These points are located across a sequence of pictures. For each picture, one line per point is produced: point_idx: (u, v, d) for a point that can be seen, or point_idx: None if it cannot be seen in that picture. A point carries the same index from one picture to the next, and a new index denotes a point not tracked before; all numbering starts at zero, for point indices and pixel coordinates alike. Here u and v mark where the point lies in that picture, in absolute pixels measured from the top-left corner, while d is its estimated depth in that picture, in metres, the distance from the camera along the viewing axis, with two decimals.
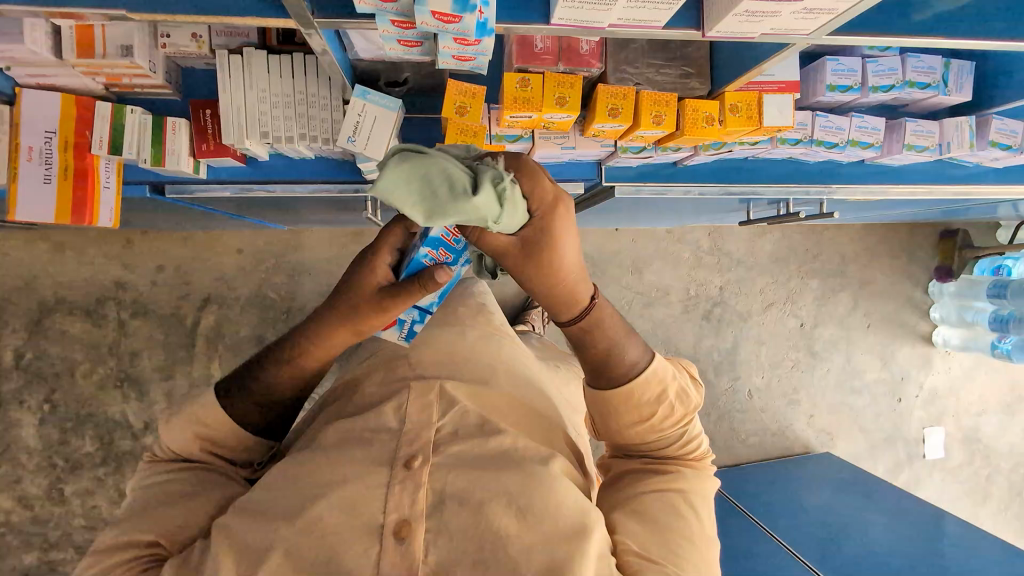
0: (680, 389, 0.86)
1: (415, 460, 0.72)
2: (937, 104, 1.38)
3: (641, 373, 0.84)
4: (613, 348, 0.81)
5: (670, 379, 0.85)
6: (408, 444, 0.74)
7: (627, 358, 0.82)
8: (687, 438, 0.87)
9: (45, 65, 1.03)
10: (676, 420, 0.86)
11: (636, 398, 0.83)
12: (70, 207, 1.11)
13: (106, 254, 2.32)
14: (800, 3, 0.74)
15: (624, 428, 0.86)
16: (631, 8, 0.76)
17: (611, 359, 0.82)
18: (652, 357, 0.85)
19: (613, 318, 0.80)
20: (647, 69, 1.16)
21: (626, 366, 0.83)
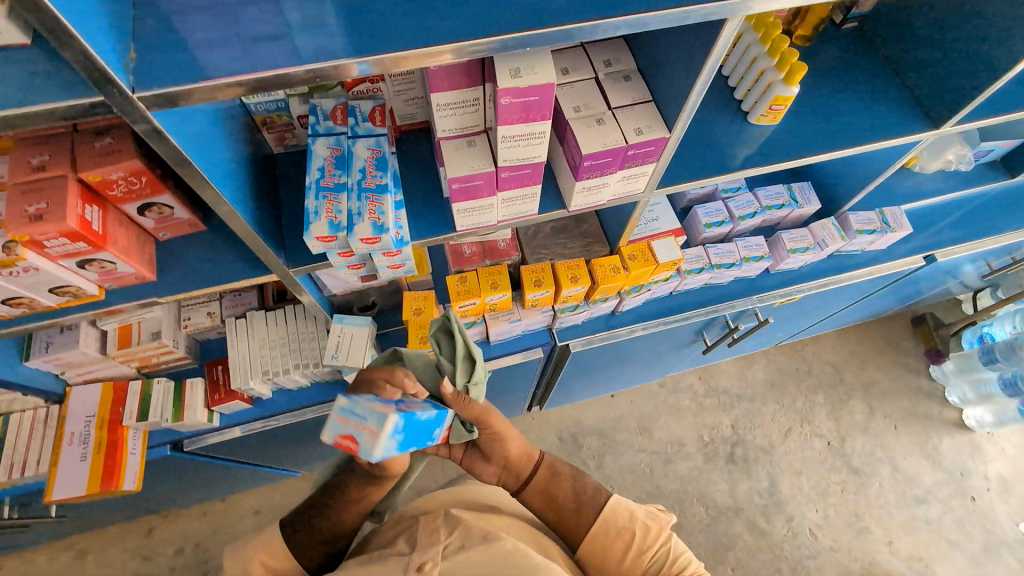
0: (648, 512, 1.09)
1: (426, 565, 0.91)
2: (799, 217, 1.71)
3: (605, 506, 1.08)
4: (576, 490, 1.09)
5: (635, 508, 1.08)
6: (420, 557, 0.93)
7: (589, 493, 1.09)
8: (674, 554, 1.04)
9: (92, 362, 1.31)
10: (654, 537, 1.05)
11: (612, 528, 1.05)
12: (100, 477, 1.27)
13: (126, 549, 2.34)
14: (616, 174, 1.06)
15: (617, 560, 1.03)
16: (507, 207, 1.07)
17: (578, 500, 1.08)
18: (611, 493, 1.10)
19: (565, 468, 1.12)
20: (556, 248, 1.49)
21: (593, 502, 1.08)
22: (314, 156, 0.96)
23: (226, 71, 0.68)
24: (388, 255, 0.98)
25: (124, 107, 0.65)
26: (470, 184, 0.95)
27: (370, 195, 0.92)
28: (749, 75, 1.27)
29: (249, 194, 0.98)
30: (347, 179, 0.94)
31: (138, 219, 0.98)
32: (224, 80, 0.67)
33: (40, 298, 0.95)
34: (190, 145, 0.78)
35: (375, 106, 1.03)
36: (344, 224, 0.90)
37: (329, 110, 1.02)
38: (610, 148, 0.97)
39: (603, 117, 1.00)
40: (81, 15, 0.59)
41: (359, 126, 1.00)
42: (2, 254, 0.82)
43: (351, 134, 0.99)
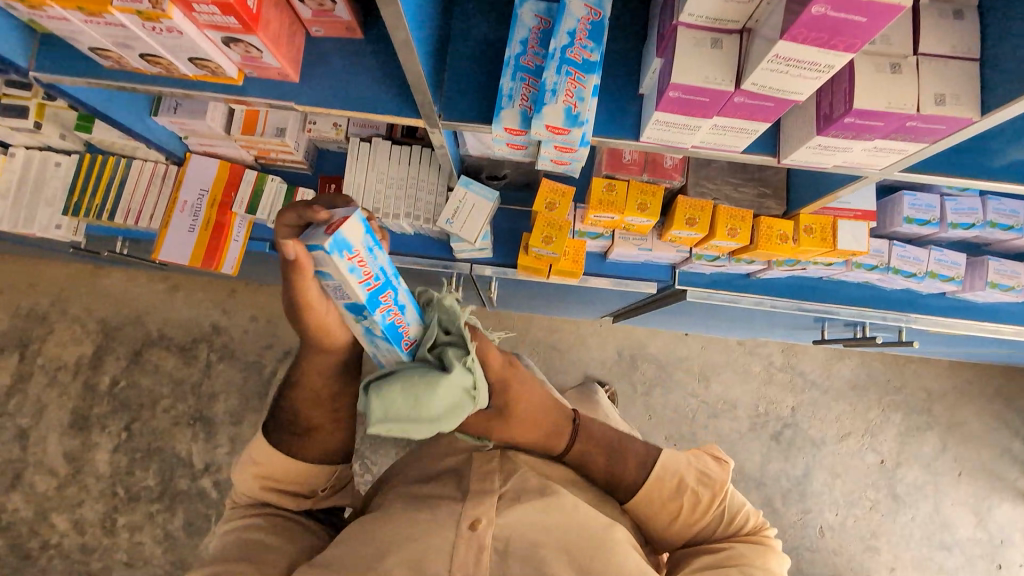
0: (698, 474, 0.86)
1: (479, 522, 0.73)
2: (1022, 247, 1.39)
3: (650, 471, 0.86)
4: (611, 462, 0.86)
5: (684, 465, 0.86)
6: (471, 507, 0.75)
7: (626, 466, 0.86)
8: (731, 517, 0.83)
9: (215, 138, 1.26)
10: (706, 505, 0.84)
11: (653, 493, 0.84)
12: (202, 253, 1.29)
13: (211, 299, 2.58)
14: (870, 142, 0.81)
15: (659, 526, 0.85)
16: (713, 135, 0.85)
17: (613, 466, 0.86)
18: (657, 454, 0.88)
19: (603, 424, 0.90)
20: (725, 186, 1.24)
21: (629, 471, 0.86)
22: (519, 23, 0.80)
23: None
24: (560, 149, 0.83)
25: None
26: (692, 98, 0.74)
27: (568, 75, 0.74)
28: None
29: (425, 18, 0.82)
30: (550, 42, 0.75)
31: (295, 3, 0.83)
32: None
33: (179, 64, 0.85)
34: None
35: None
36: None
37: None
38: (891, 111, 0.72)
39: (901, 64, 0.74)
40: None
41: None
42: (149, 6, 0.71)
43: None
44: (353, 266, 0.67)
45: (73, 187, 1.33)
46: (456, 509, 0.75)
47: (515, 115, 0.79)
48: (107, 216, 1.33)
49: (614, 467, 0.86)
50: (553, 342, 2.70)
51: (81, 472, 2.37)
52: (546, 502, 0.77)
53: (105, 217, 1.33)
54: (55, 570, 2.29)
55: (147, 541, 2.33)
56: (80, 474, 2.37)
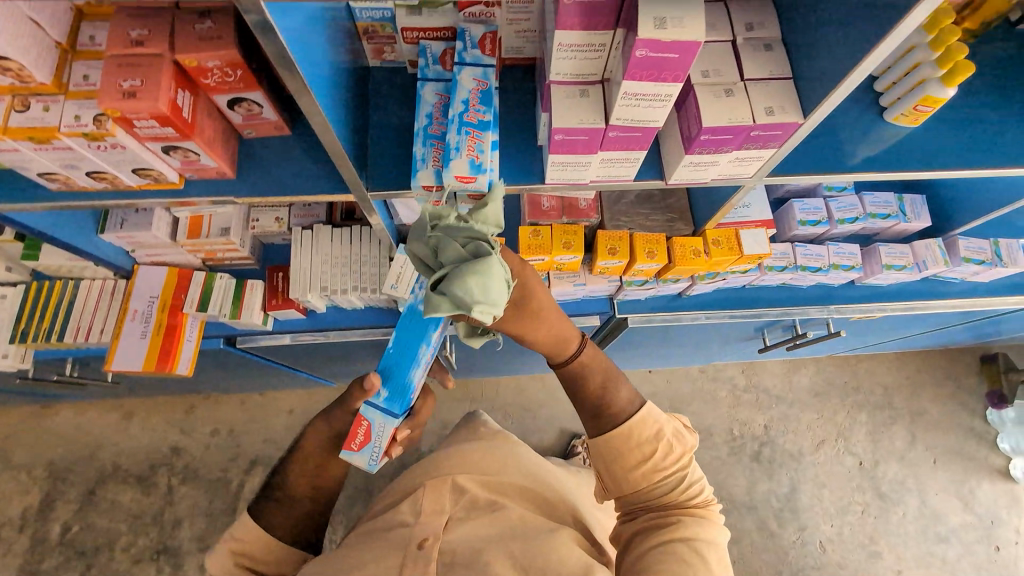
0: (673, 431, 0.90)
1: (427, 540, 0.80)
2: (904, 230, 1.58)
3: (636, 415, 0.88)
4: (602, 389, 0.86)
5: (664, 421, 0.90)
6: (420, 530, 0.83)
7: (621, 397, 0.88)
8: (689, 486, 0.89)
9: (161, 246, 1.33)
10: (671, 466, 0.89)
11: (635, 438, 0.87)
12: (155, 357, 1.31)
13: (168, 420, 2.51)
14: (730, 153, 0.97)
15: (629, 472, 0.88)
16: (604, 168, 1.00)
17: (604, 397, 0.86)
18: (642, 402, 0.90)
19: (606, 362, 0.87)
20: (638, 218, 1.39)
21: (619, 407, 0.87)
22: (422, 102, 0.94)
23: None
24: (474, 198, 0.95)
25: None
26: (574, 138, 0.88)
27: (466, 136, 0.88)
28: (903, 83, 1.13)
29: (340, 108, 0.95)
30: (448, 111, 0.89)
31: (226, 112, 0.95)
32: None
33: (123, 176, 0.95)
34: (302, 53, 0.78)
35: (486, 31, 0.94)
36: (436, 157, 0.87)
37: (440, 54, 0.98)
38: (735, 124, 0.88)
39: (733, 89, 0.91)
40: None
41: (466, 52, 0.94)
42: (93, 127, 0.81)
43: (458, 60, 0.93)
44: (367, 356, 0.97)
45: (19, 317, 1.36)
46: (409, 533, 0.83)
47: (429, 174, 0.90)
48: (56, 337, 1.35)
49: (605, 392, 0.86)
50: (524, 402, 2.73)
51: None
52: (492, 518, 0.86)
53: (54, 339, 1.35)
54: None
55: None
56: None
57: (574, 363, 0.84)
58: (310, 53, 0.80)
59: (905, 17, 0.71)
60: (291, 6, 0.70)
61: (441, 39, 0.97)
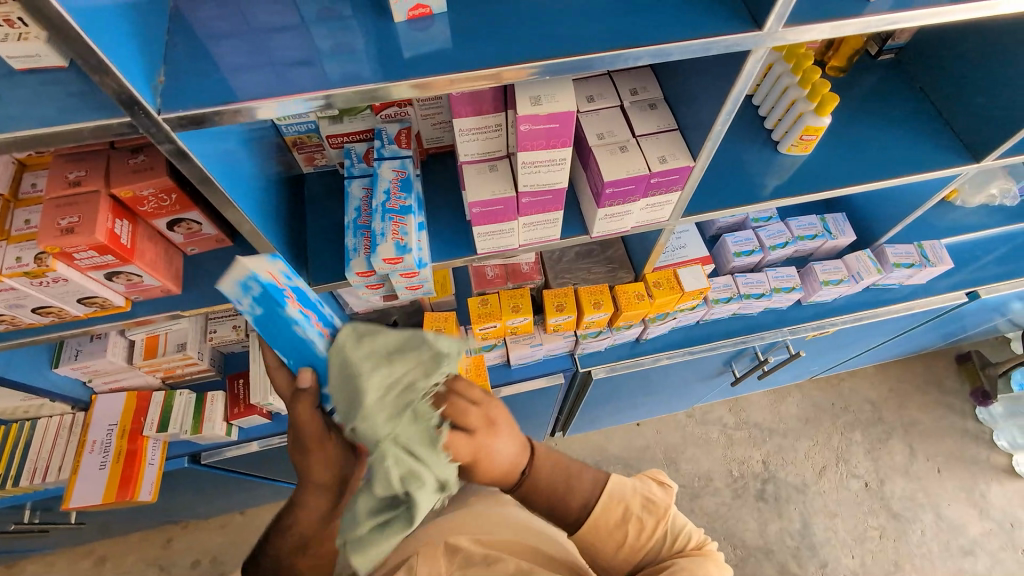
0: (642, 498, 0.86)
1: None
2: (834, 247, 1.67)
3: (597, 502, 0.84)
4: (556, 494, 0.81)
5: (629, 493, 0.85)
6: None
7: (574, 500, 0.82)
8: (672, 537, 0.84)
9: (119, 371, 1.34)
10: (650, 528, 0.84)
11: (603, 524, 0.82)
12: (116, 487, 1.28)
13: (145, 558, 2.36)
14: (641, 200, 1.05)
15: (610, 558, 0.83)
16: (528, 231, 1.07)
17: (560, 504, 0.82)
18: (605, 480, 0.85)
19: (549, 460, 0.81)
20: (582, 273, 1.47)
21: (579, 502, 0.82)
22: (350, 196, 1.01)
23: (220, 102, 0.70)
24: (407, 277, 0.98)
25: (148, 128, 0.69)
26: (491, 209, 0.95)
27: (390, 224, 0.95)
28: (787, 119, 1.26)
29: (274, 214, 1.02)
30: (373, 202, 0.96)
31: (166, 233, 1.01)
32: (227, 107, 0.70)
33: (69, 307, 0.98)
34: (229, 170, 0.85)
35: (401, 127, 1.04)
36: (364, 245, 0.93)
37: (363, 152, 1.06)
38: (634, 175, 0.96)
39: (627, 145, 1.00)
40: (116, 48, 0.65)
41: (385, 148, 1.02)
42: (34, 265, 0.85)
43: (377, 156, 1.01)
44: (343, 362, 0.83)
45: None
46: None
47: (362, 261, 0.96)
48: (11, 482, 1.31)
49: (555, 504, 0.81)
50: None
51: None
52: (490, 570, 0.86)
53: (9, 484, 1.31)
54: None
55: None
56: None
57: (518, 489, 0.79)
58: (234, 170, 0.87)
59: (744, 65, 0.82)
60: (208, 133, 0.78)
61: (361, 140, 1.07)
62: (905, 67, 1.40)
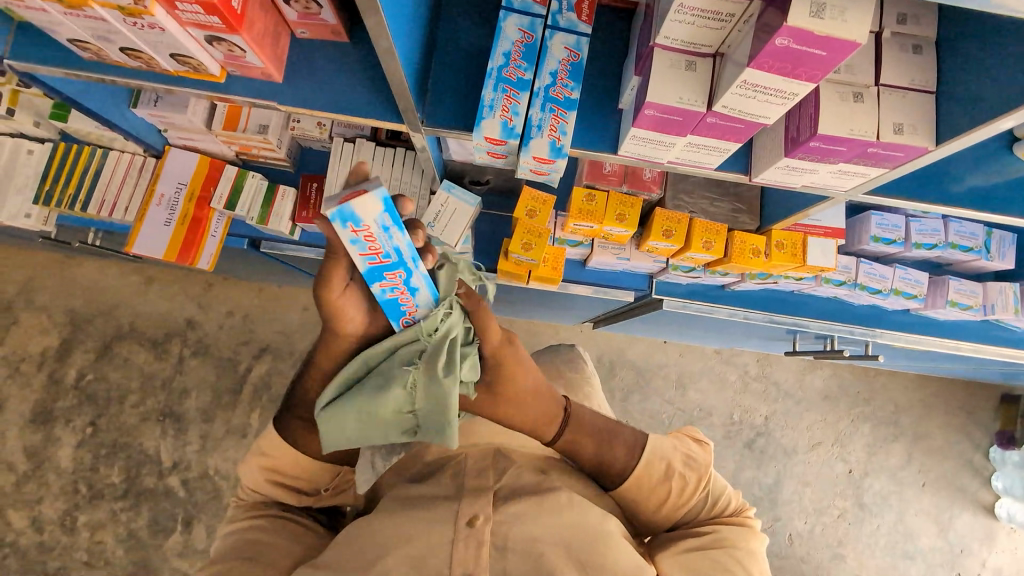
0: (684, 457, 0.89)
1: (477, 519, 0.76)
2: (981, 268, 1.46)
3: (640, 458, 0.87)
4: (604, 446, 0.86)
5: (671, 451, 0.89)
6: (468, 505, 0.78)
7: (617, 454, 0.86)
8: (712, 500, 0.88)
9: (196, 132, 1.26)
10: (692, 487, 0.87)
11: (648, 480, 0.86)
12: (178, 248, 1.29)
13: (186, 293, 2.54)
14: (835, 165, 0.84)
15: (650, 510, 0.87)
16: (687, 151, 0.88)
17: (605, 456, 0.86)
18: (645, 439, 0.89)
19: (594, 417, 0.88)
20: (702, 201, 1.28)
21: (622, 459, 0.86)
22: (503, 36, 0.83)
23: None
24: (539, 160, 0.84)
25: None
26: (667, 117, 0.77)
27: (385, 271, 0.71)
28: None
29: (411, 28, 0.83)
30: (534, 78, 0.82)
31: (281, 7, 0.83)
32: None
33: (159, 59, 0.85)
34: None
35: None
36: (518, 131, 0.82)
37: None
38: (854, 138, 0.76)
39: (863, 94, 0.77)
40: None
41: (561, 15, 0.84)
42: (130, 3, 0.70)
43: (551, 22, 0.84)
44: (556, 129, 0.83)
45: (45, 177, 1.31)
46: (453, 506, 0.78)
47: (495, 125, 0.82)
48: (80, 207, 1.31)
49: (599, 456, 0.86)
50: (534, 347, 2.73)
51: (42, 468, 2.32)
52: (540, 498, 0.80)
53: (78, 207, 1.31)
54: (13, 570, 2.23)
55: (109, 539, 2.29)
56: (41, 470, 2.32)
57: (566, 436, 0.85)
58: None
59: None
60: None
61: None
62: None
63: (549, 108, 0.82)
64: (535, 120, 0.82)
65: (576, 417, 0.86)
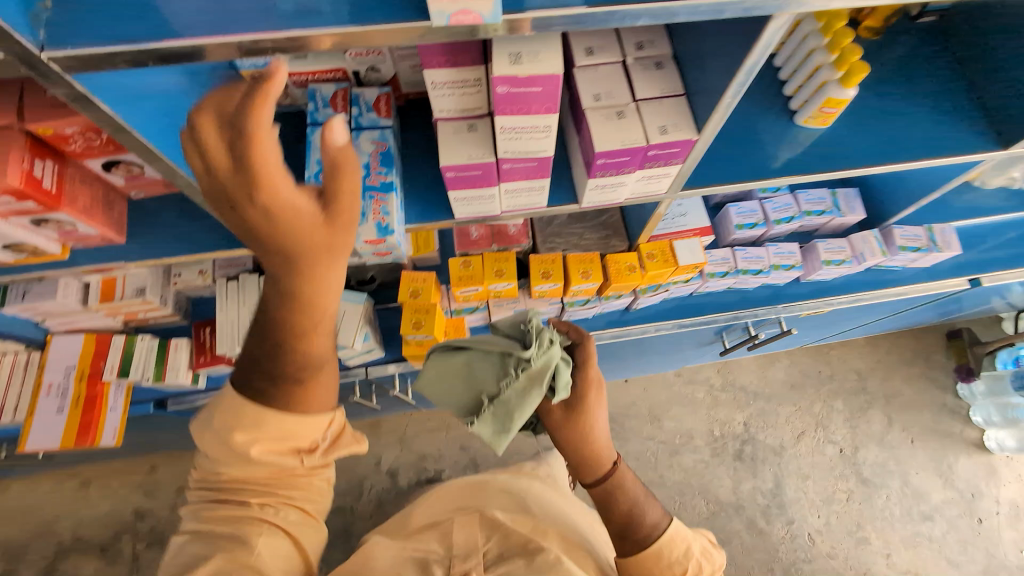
0: (697, 545, 0.99)
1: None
2: (841, 225, 1.58)
3: (662, 533, 0.96)
4: (632, 509, 0.97)
5: (687, 537, 0.98)
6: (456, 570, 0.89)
7: (648, 519, 0.97)
8: None
9: (74, 313, 1.27)
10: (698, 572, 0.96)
11: (666, 556, 0.94)
12: (75, 431, 1.26)
13: (130, 483, 2.40)
14: (636, 173, 0.94)
15: None
16: (513, 198, 0.97)
17: (633, 519, 0.96)
18: (668, 521, 0.98)
19: (635, 482, 0.99)
20: (572, 237, 1.37)
21: (648, 526, 0.96)
22: (314, 147, 0.92)
23: (108, 43, 0.59)
24: (372, 242, 0.92)
25: (33, 66, 0.59)
26: (466, 174, 0.85)
27: None
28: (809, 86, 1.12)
29: None
30: None
31: (105, 176, 0.90)
32: (121, 49, 0.59)
33: None
34: (155, 117, 0.73)
35: (380, 93, 0.96)
36: None
37: (330, 96, 0.96)
38: (628, 146, 0.86)
39: (625, 110, 0.88)
40: None
41: (362, 116, 0.95)
42: None
43: (355, 125, 0.94)
44: (381, 207, 0.91)
45: None
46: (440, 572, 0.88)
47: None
48: None
49: (634, 514, 0.96)
50: None
51: None
52: (530, 556, 0.92)
53: None
54: None
55: None
56: None
57: (604, 483, 0.96)
58: (173, 117, 0.77)
59: (762, 34, 0.70)
60: (123, 72, 0.66)
61: (329, 81, 0.95)
62: (964, 62, 1.22)
63: (369, 195, 0.91)
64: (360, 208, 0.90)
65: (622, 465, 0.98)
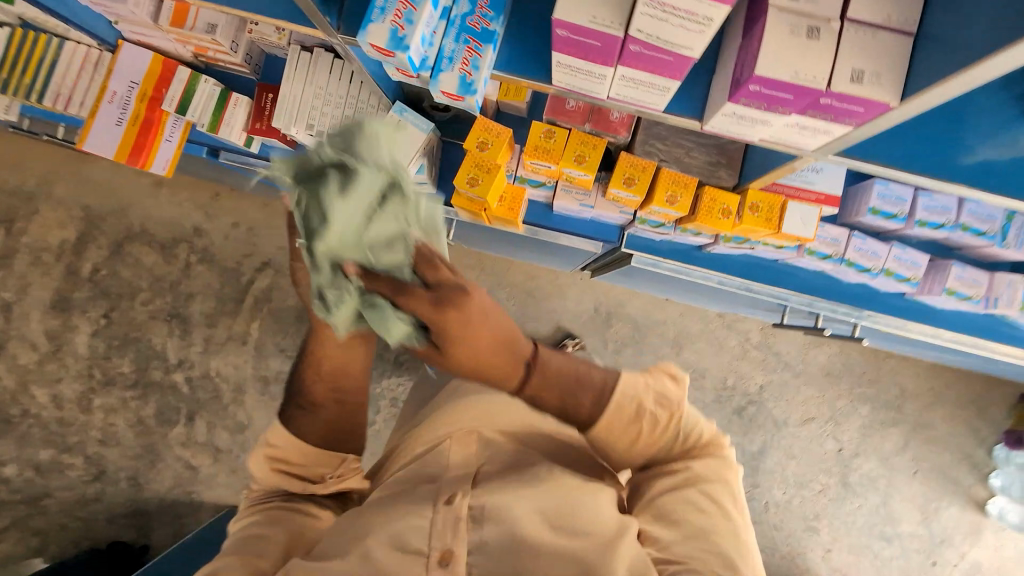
0: (657, 392, 0.77)
1: (455, 496, 0.75)
2: (993, 255, 1.30)
3: (615, 398, 0.73)
4: (568, 396, 0.71)
5: (643, 389, 0.75)
6: (448, 484, 0.77)
7: (589, 395, 0.73)
8: (686, 434, 0.77)
9: (145, 27, 1.21)
10: (666, 423, 0.76)
11: (619, 427, 0.74)
12: (129, 149, 1.28)
13: (194, 200, 2.43)
14: (789, 118, 0.72)
15: (623, 457, 0.77)
16: (626, 87, 0.78)
17: (569, 410, 0.72)
18: (617, 375, 0.75)
19: (567, 354, 0.74)
20: (677, 149, 1.16)
21: (593, 401, 0.73)
22: None
23: None
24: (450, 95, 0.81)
25: None
26: (583, 40, 0.68)
27: None
28: None
29: None
30: (453, 8, 0.80)
31: None
32: None
33: None
34: None
35: None
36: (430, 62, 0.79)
37: None
38: (797, 84, 0.65)
39: (820, 29, 0.65)
40: None
41: None
42: None
43: None
44: None
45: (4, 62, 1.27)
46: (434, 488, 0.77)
47: (382, 32, 0.74)
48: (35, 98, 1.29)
49: (571, 403, 0.72)
50: (529, 291, 2.69)
51: (61, 352, 2.34)
52: (522, 475, 0.78)
53: (33, 98, 1.28)
54: (35, 439, 2.30)
55: (121, 424, 2.33)
56: (60, 353, 2.34)
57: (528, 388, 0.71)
58: None
59: None
60: None
61: None
62: None
63: (464, 36, 0.79)
64: (446, 48, 0.80)
65: (542, 351, 0.70)
